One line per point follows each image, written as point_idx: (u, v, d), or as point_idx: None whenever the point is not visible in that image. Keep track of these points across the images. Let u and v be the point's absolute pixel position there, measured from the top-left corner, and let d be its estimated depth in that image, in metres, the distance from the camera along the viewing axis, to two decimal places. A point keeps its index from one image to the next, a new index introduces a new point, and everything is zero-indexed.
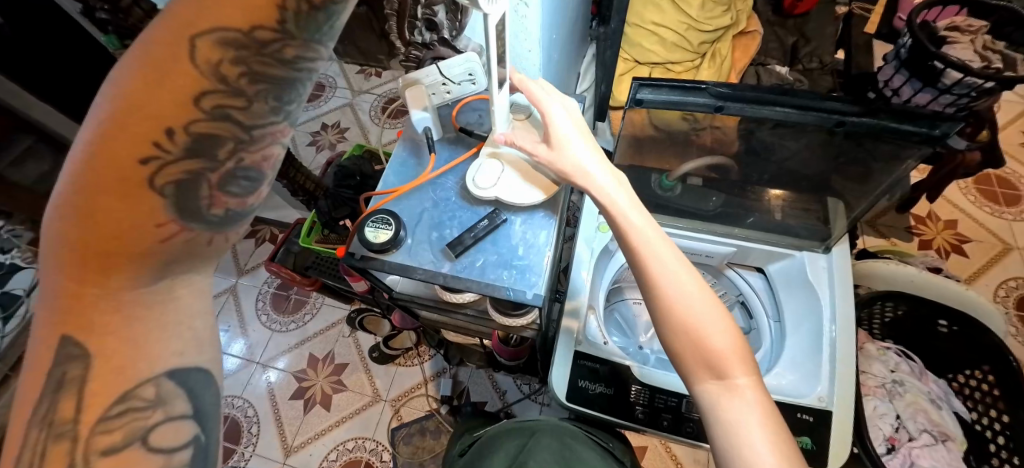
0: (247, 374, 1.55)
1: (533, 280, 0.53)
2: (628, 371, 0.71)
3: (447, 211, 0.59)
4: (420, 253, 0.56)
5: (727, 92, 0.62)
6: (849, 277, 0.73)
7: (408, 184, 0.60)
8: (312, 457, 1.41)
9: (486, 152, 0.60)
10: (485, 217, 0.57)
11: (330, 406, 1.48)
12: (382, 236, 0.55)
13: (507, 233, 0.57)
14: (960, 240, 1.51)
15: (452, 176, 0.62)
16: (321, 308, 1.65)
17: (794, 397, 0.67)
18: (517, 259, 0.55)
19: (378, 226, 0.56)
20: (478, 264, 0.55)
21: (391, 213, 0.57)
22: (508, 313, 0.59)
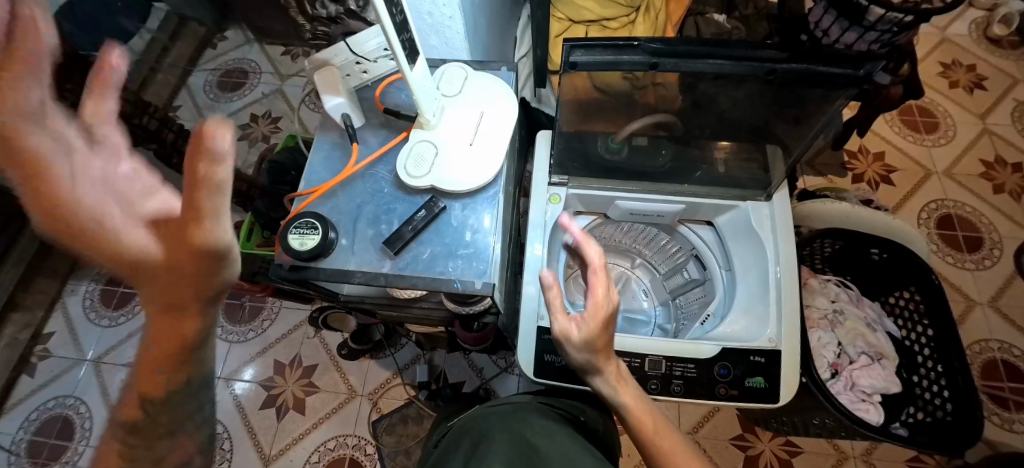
0: (209, 390, 1.49)
1: (482, 269, 0.52)
2: None
3: (382, 204, 0.56)
4: (358, 256, 0.54)
5: (660, 48, 0.60)
6: (789, 222, 0.75)
7: (332, 182, 0.56)
8: (294, 462, 1.39)
9: (417, 139, 0.56)
10: (422, 207, 0.55)
11: (306, 409, 1.45)
12: (310, 241, 0.52)
13: (447, 221, 0.54)
14: (888, 171, 1.61)
15: (384, 168, 0.58)
16: (280, 312, 1.59)
17: (746, 341, 0.71)
18: (461, 249, 0.53)
19: (304, 232, 0.52)
20: (423, 257, 0.53)
21: (316, 216, 0.53)
22: (462, 301, 0.58)
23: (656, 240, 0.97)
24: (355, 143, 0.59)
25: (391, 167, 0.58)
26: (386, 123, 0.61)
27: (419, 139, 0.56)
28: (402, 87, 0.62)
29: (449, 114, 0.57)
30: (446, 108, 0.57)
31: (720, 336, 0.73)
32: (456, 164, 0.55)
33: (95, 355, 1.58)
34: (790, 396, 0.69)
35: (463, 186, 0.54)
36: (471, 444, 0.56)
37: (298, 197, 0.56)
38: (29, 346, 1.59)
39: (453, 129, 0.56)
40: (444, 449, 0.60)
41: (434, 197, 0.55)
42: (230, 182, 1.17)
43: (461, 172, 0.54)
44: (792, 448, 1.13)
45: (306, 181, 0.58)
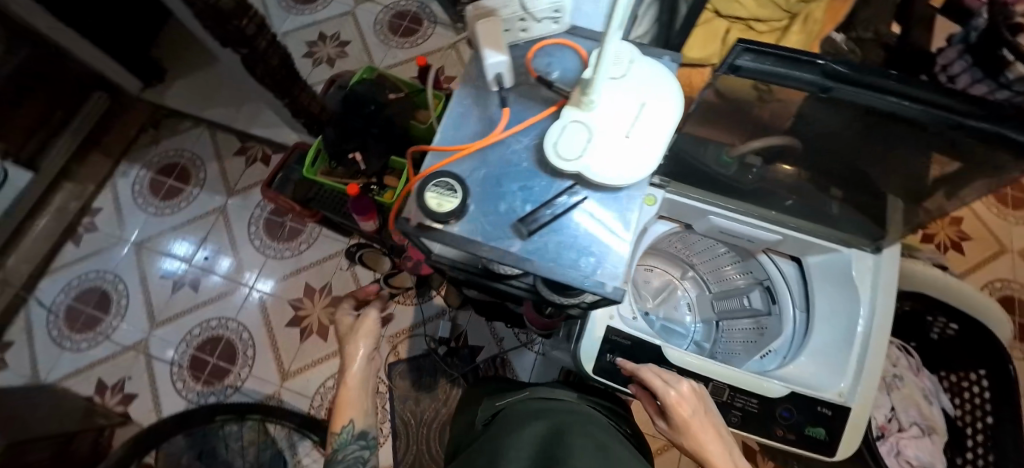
0: (239, 297, 1.53)
1: (613, 271, 0.50)
2: (661, 352, 0.70)
3: (515, 178, 0.54)
4: (485, 228, 0.51)
5: (843, 72, 0.52)
6: (894, 280, 0.70)
7: (477, 144, 0.54)
8: (309, 383, 1.44)
9: (570, 118, 0.52)
10: (565, 192, 0.53)
11: (328, 337, 1.48)
12: (445, 205, 0.49)
13: (579, 213, 0.52)
14: (961, 236, 1.53)
15: (526, 138, 0.55)
16: (318, 239, 1.59)
17: (815, 390, 0.68)
18: (588, 245, 0.51)
19: (441, 193, 0.50)
20: (552, 246, 0.51)
21: (455, 178, 0.51)
22: (560, 292, 0.53)
23: (723, 259, 0.93)
24: (505, 108, 0.56)
25: (531, 140, 0.55)
26: (529, 91, 0.58)
27: (572, 119, 0.52)
28: (552, 55, 0.59)
29: (609, 98, 0.52)
30: (607, 90, 0.53)
31: (790, 377, 0.71)
32: (612, 157, 0.50)
33: (138, 240, 1.62)
34: (846, 452, 0.68)
35: (612, 181, 0.51)
36: (539, 431, 0.60)
37: (433, 154, 0.54)
38: (77, 217, 1.64)
39: (611, 115, 0.52)
40: (501, 424, 0.65)
41: (574, 185, 0.53)
42: (303, 102, 1.15)
43: (616, 166, 0.50)
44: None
45: (443, 137, 0.56)
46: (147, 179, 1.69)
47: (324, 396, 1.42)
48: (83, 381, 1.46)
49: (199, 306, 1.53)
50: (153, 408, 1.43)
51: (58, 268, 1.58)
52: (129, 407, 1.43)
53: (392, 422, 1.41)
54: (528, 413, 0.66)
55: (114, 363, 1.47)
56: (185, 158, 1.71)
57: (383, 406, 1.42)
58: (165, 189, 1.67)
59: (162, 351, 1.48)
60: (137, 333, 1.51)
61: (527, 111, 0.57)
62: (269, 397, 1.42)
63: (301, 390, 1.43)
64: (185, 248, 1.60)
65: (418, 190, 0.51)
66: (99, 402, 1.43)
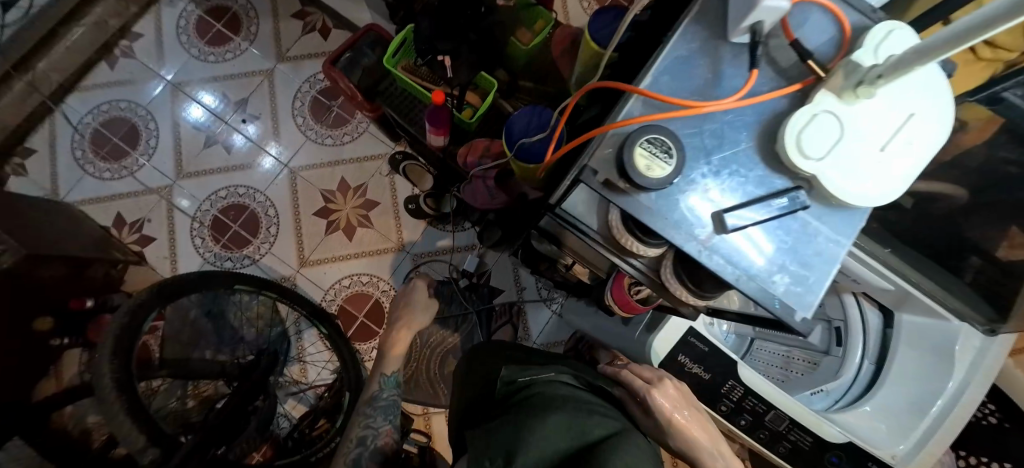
0: (271, 171, 1.47)
1: (808, 300, 0.40)
2: (735, 367, 0.68)
3: (730, 161, 0.41)
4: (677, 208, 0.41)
5: None
6: (995, 365, 0.66)
7: (710, 104, 0.40)
8: (325, 276, 1.41)
9: (823, 106, 0.38)
10: (787, 194, 0.40)
11: (353, 237, 1.44)
12: (654, 168, 0.39)
13: (800, 223, 0.41)
14: None
15: (752, 115, 0.42)
16: (363, 134, 1.50)
17: (871, 445, 0.66)
18: (799, 263, 0.40)
19: (652, 153, 0.40)
20: (749, 251, 0.40)
21: (674, 139, 0.40)
22: (699, 293, 0.48)
23: None
24: (751, 71, 0.42)
25: (759, 118, 0.42)
26: (775, 48, 0.42)
27: (825, 108, 0.38)
28: (813, 13, 0.42)
29: (891, 95, 0.38)
30: (893, 85, 0.38)
31: (846, 425, 0.69)
32: (851, 175, 0.38)
33: (175, 81, 1.51)
34: None
35: (860, 207, 0.39)
36: (576, 429, 0.50)
37: (640, 98, 0.42)
38: (115, 37, 1.52)
39: (877, 120, 0.38)
40: (525, 409, 0.54)
41: (803, 191, 0.40)
42: None
43: (857, 185, 0.38)
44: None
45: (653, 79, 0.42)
46: (195, 17, 1.55)
47: (338, 293, 1.40)
48: (102, 210, 1.42)
49: (227, 168, 1.47)
50: (168, 257, 1.42)
51: (89, 86, 1.49)
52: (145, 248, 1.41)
53: None
54: (558, 403, 0.55)
55: (134, 201, 1.43)
56: (239, 5, 1.56)
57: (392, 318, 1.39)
58: (213, 34, 1.54)
59: (186, 203, 1.44)
60: (163, 178, 1.45)
61: (767, 79, 0.42)
62: (284, 279, 1.40)
63: (315, 281, 1.41)
64: (215, 102, 1.51)
65: (609, 137, 0.41)
66: (116, 235, 1.41)
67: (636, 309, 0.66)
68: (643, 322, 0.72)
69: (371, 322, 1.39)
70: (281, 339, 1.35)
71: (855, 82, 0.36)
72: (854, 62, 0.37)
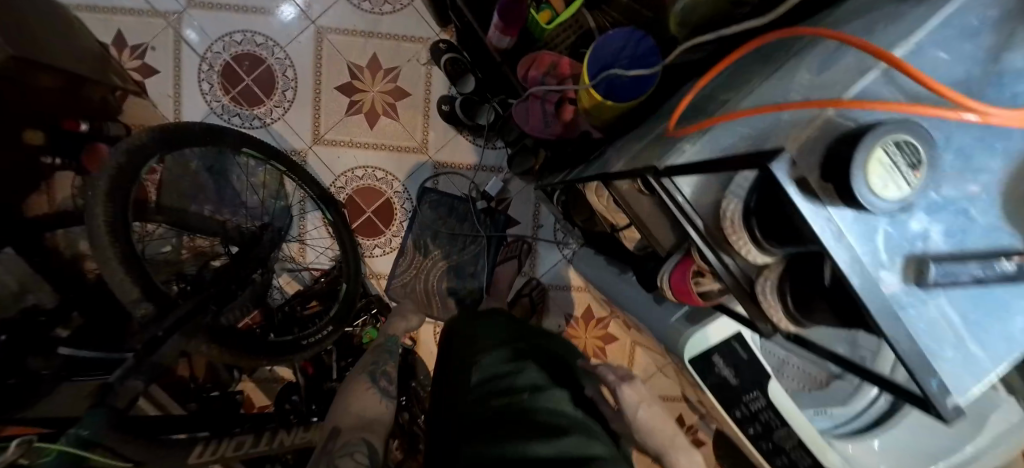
0: (296, 25, 1.29)
1: (966, 390, 0.35)
2: (765, 379, 0.65)
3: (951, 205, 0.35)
4: (873, 241, 0.34)
5: None
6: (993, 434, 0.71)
7: (1002, 119, 0.32)
8: (338, 160, 1.31)
9: None
10: (1013, 265, 0.34)
11: (374, 125, 1.32)
12: (892, 188, 0.31)
13: (1005, 298, 0.35)
14: None
15: (990, 142, 0.36)
16: (407, 9, 1.31)
17: None
18: (978, 344, 0.35)
19: (896, 165, 0.31)
20: (932, 316, 0.35)
21: (924, 158, 0.32)
22: (799, 321, 0.42)
23: None
24: None
25: (989, 157, 0.36)
26: None
27: None
28: None
29: None
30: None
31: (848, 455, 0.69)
32: None
33: None
34: None
35: None
36: None
37: (886, 73, 0.37)
38: None
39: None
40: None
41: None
42: None
43: None
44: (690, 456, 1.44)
45: (915, 48, 0.37)
46: None
47: (350, 181, 1.32)
48: (100, 21, 1.24)
49: (247, 8, 1.28)
50: (172, 95, 1.28)
51: None
52: (147, 79, 1.27)
53: (405, 239, 1.34)
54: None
55: (138, 21, 1.26)
56: None
57: (399, 221, 1.34)
58: None
59: (197, 37, 1.28)
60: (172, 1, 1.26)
61: None
62: (294, 151, 1.29)
63: (327, 162, 1.31)
64: None
65: (832, 118, 0.36)
66: (114, 56, 1.25)
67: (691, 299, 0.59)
68: (684, 311, 0.70)
69: (378, 219, 1.33)
70: (283, 215, 1.31)
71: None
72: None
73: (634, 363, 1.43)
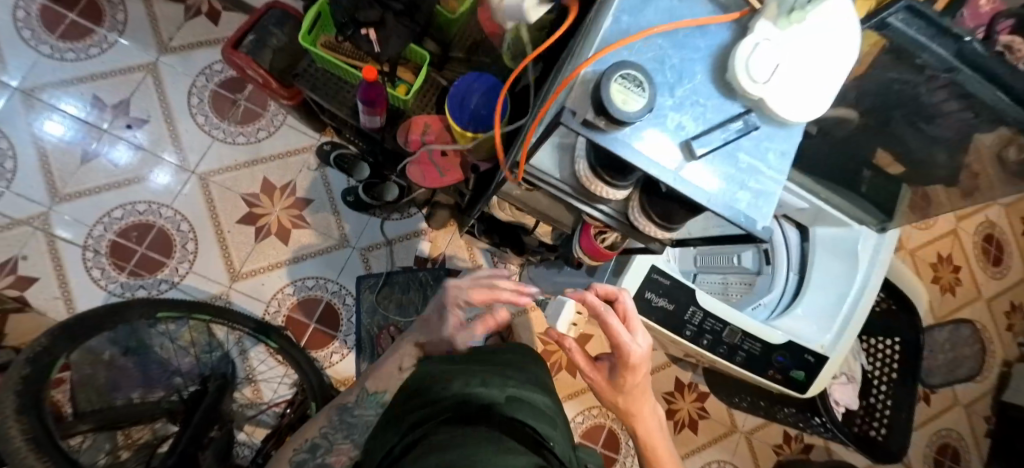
0: (170, 179, 1.29)
1: (755, 205, 0.41)
2: (693, 295, 0.75)
3: (688, 96, 0.41)
4: (656, 148, 0.39)
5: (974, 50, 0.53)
6: (885, 264, 0.85)
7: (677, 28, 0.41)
8: (264, 287, 1.29)
9: (762, 35, 0.40)
10: (740, 119, 0.41)
11: (289, 240, 1.32)
12: (632, 104, 0.36)
13: (753, 146, 0.42)
14: (936, 260, 1.68)
15: (704, 48, 0.42)
16: (281, 127, 1.35)
17: (806, 341, 0.80)
18: (751, 177, 0.41)
19: (629, 88, 0.36)
20: (710, 182, 0.40)
21: (642, 71, 0.37)
22: (665, 225, 0.51)
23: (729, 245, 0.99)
24: None
25: (711, 49, 0.42)
26: None
27: (765, 36, 0.40)
28: None
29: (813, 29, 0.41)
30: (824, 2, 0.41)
31: (787, 329, 0.80)
32: (798, 92, 0.40)
33: (23, 85, 1.24)
34: (812, 393, 0.80)
35: (788, 118, 0.40)
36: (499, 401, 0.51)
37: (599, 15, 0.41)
38: None
39: (819, 42, 0.41)
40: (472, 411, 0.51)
41: (754, 113, 0.41)
42: None
43: (802, 100, 0.40)
44: (701, 412, 1.54)
45: None
46: (36, 5, 1.26)
47: (284, 301, 1.29)
48: None
49: (117, 183, 1.26)
50: (62, 297, 1.19)
51: None
52: (27, 291, 1.18)
53: (357, 334, 1.32)
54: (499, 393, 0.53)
55: (6, 236, 1.19)
56: None
57: (348, 318, 1.33)
58: (66, 26, 1.27)
59: (69, 230, 1.22)
60: (34, 205, 1.21)
61: None
62: (216, 297, 1.26)
63: (254, 294, 1.28)
64: (81, 109, 1.27)
65: (585, 78, 0.39)
66: None
67: (603, 255, 0.69)
68: (610, 268, 0.77)
69: (326, 325, 1.31)
70: (224, 361, 1.27)
71: (789, 9, 0.39)
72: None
73: None
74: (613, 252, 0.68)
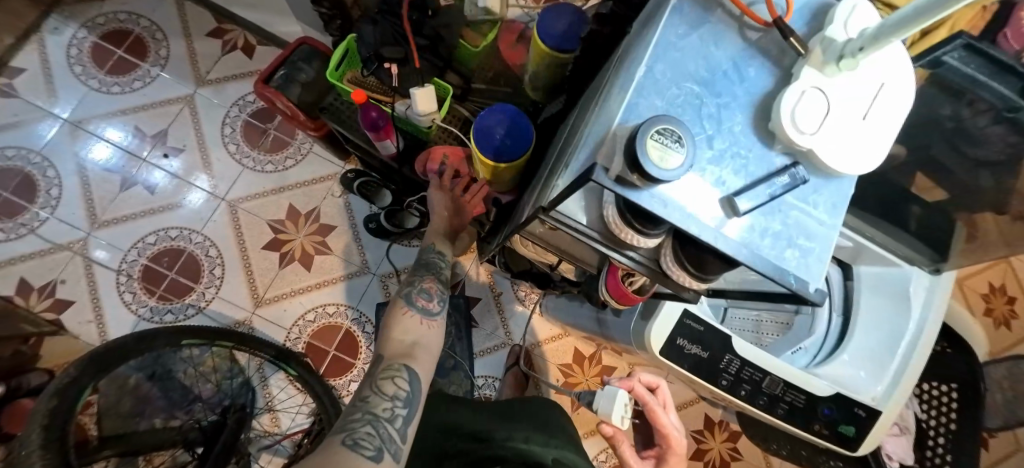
0: (201, 207, 1.32)
1: (801, 261, 0.39)
2: (729, 342, 0.70)
3: (726, 145, 0.38)
4: (693, 203, 0.37)
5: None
6: (943, 306, 0.77)
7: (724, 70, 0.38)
8: (286, 313, 1.30)
9: (808, 81, 0.38)
10: (784, 170, 0.38)
11: (312, 266, 1.33)
12: (668, 160, 0.34)
13: (798, 196, 0.39)
14: (993, 294, 1.55)
15: (744, 94, 0.40)
16: (308, 155, 1.38)
17: (855, 393, 0.73)
18: (796, 231, 0.39)
19: (666, 144, 0.34)
20: (754, 236, 0.38)
21: (678, 124, 0.35)
22: (700, 277, 0.48)
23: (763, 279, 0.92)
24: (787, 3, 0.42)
25: (750, 97, 0.40)
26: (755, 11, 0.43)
27: (811, 83, 0.38)
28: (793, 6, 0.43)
29: (861, 75, 0.39)
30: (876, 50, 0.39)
31: (833, 379, 0.75)
32: (844, 144, 0.38)
33: (72, 117, 1.31)
34: (863, 450, 0.73)
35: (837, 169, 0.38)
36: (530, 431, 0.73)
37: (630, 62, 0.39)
38: None
39: (867, 90, 0.39)
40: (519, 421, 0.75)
41: (801, 166, 0.39)
42: None
43: (849, 151, 0.38)
44: (734, 453, 1.44)
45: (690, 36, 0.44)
46: (88, 43, 1.35)
47: (304, 328, 1.30)
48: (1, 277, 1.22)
49: (152, 211, 1.31)
50: (94, 320, 1.23)
51: None
52: (63, 314, 1.22)
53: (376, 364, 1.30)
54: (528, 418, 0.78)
55: (47, 260, 1.24)
56: (141, 27, 1.38)
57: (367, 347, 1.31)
58: (113, 62, 1.35)
59: (105, 256, 1.26)
60: (74, 231, 1.26)
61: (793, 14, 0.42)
62: (239, 323, 1.27)
63: (275, 320, 1.29)
64: (123, 139, 1.33)
65: (616, 130, 0.37)
66: (23, 304, 1.21)
67: (631, 299, 0.66)
68: (637, 311, 0.74)
69: (344, 354, 1.30)
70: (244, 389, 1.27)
71: (838, 56, 0.37)
72: (830, 39, 0.38)
73: None
74: (641, 296, 0.65)
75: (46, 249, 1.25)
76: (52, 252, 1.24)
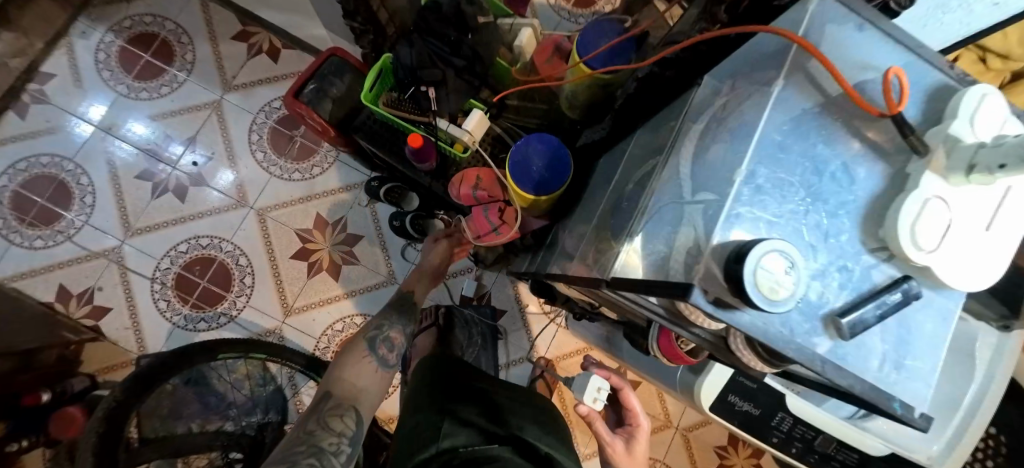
0: (231, 214, 1.32)
1: (908, 381, 0.35)
2: (784, 401, 0.67)
3: (831, 258, 0.35)
4: (794, 323, 0.34)
5: None
6: (1009, 362, 0.72)
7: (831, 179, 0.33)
8: (315, 323, 1.31)
9: (930, 190, 0.33)
10: (897, 287, 0.34)
11: (339, 276, 1.33)
12: (778, 290, 0.30)
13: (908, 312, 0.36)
14: None
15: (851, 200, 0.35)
16: (335, 163, 1.36)
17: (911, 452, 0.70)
18: (903, 348, 0.36)
19: (775, 272, 0.30)
20: (858, 358, 0.35)
21: (787, 245, 0.31)
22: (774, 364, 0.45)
23: None
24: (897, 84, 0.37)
25: (858, 202, 0.35)
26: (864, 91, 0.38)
27: (932, 192, 0.33)
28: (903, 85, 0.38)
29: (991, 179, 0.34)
30: None
31: None
32: (964, 261, 0.34)
33: (102, 123, 1.31)
34: None
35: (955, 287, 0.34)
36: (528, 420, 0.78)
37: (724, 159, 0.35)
38: (21, 81, 1.29)
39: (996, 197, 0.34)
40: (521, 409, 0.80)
41: (913, 281, 0.35)
42: None
43: (971, 267, 0.34)
44: None
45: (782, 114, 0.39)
46: (116, 47, 1.34)
47: (333, 338, 1.30)
48: (40, 284, 1.24)
49: (183, 218, 1.31)
50: (131, 327, 1.25)
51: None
52: (101, 320, 1.25)
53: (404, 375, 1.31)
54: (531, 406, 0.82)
55: (85, 267, 1.26)
56: (167, 29, 1.36)
57: None
58: (141, 66, 1.34)
59: (140, 264, 1.28)
60: (109, 238, 1.28)
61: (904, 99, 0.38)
62: (269, 332, 1.29)
63: (304, 329, 1.30)
64: (153, 145, 1.33)
65: (713, 243, 0.33)
66: (63, 310, 1.24)
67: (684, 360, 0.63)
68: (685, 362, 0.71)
69: None
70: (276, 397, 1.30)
71: (966, 165, 0.32)
72: (956, 139, 0.33)
73: (664, 401, 1.43)
74: (695, 358, 0.63)
75: (83, 256, 1.27)
76: (88, 259, 1.26)
